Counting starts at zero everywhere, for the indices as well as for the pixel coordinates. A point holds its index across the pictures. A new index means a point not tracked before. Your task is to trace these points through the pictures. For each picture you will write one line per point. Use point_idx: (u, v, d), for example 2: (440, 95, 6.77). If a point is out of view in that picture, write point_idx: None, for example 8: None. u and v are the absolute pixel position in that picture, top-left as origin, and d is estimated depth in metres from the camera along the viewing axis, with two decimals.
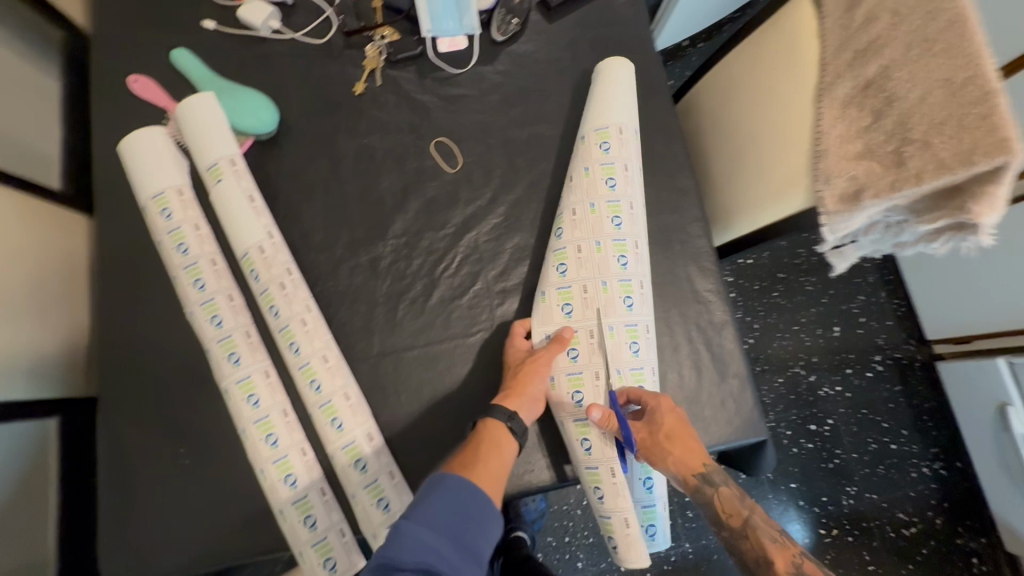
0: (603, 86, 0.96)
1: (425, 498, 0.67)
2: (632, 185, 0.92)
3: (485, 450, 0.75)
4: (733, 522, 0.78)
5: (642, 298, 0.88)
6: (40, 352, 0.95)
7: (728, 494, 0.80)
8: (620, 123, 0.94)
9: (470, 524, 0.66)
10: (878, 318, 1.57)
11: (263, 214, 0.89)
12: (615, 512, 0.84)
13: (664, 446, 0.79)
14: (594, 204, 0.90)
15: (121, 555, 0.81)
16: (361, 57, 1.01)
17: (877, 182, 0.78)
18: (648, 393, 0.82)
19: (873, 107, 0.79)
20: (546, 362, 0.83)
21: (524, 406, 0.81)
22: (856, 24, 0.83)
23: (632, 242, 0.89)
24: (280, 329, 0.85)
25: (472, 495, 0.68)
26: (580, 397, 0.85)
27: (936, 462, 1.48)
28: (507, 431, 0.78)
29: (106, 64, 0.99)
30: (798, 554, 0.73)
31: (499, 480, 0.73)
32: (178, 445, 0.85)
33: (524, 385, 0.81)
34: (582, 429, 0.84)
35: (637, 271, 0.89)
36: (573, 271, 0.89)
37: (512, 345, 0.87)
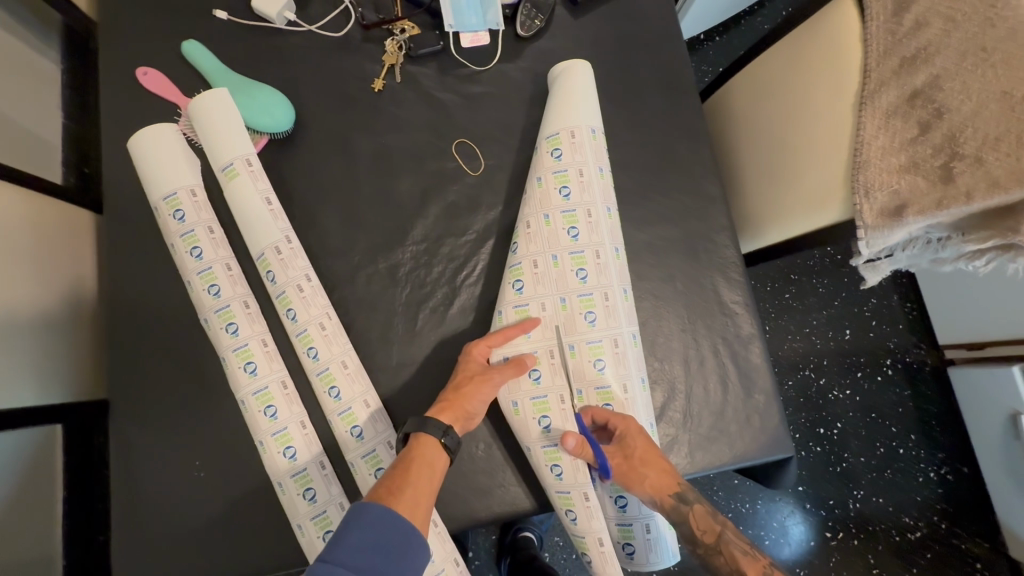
0: (563, 90, 0.92)
1: (344, 532, 0.62)
2: (588, 193, 0.88)
3: (415, 470, 0.70)
4: (709, 539, 0.76)
5: (607, 312, 0.85)
6: (47, 357, 0.91)
7: (702, 511, 0.76)
8: (574, 126, 0.89)
9: (392, 557, 0.62)
10: (889, 321, 1.51)
11: (281, 218, 0.87)
12: (637, 518, 0.85)
13: (641, 471, 0.78)
14: (548, 216, 0.87)
15: (132, 570, 0.79)
16: (380, 52, 0.97)
17: (921, 199, 0.75)
18: (614, 415, 0.82)
19: (920, 119, 0.75)
20: (497, 383, 0.79)
21: (459, 422, 0.77)
22: (904, 29, 0.79)
23: (591, 252, 0.86)
24: (298, 334, 0.84)
25: (395, 525, 0.63)
26: (547, 422, 0.84)
27: (942, 467, 1.44)
28: (440, 447, 0.74)
29: (113, 55, 0.94)
30: (769, 565, 0.72)
31: (427, 503, 0.68)
32: (192, 457, 0.82)
33: (461, 401, 0.77)
34: (552, 455, 0.83)
35: (599, 283, 0.86)
36: (530, 288, 0.86)
37: (467, 357, 0.82)
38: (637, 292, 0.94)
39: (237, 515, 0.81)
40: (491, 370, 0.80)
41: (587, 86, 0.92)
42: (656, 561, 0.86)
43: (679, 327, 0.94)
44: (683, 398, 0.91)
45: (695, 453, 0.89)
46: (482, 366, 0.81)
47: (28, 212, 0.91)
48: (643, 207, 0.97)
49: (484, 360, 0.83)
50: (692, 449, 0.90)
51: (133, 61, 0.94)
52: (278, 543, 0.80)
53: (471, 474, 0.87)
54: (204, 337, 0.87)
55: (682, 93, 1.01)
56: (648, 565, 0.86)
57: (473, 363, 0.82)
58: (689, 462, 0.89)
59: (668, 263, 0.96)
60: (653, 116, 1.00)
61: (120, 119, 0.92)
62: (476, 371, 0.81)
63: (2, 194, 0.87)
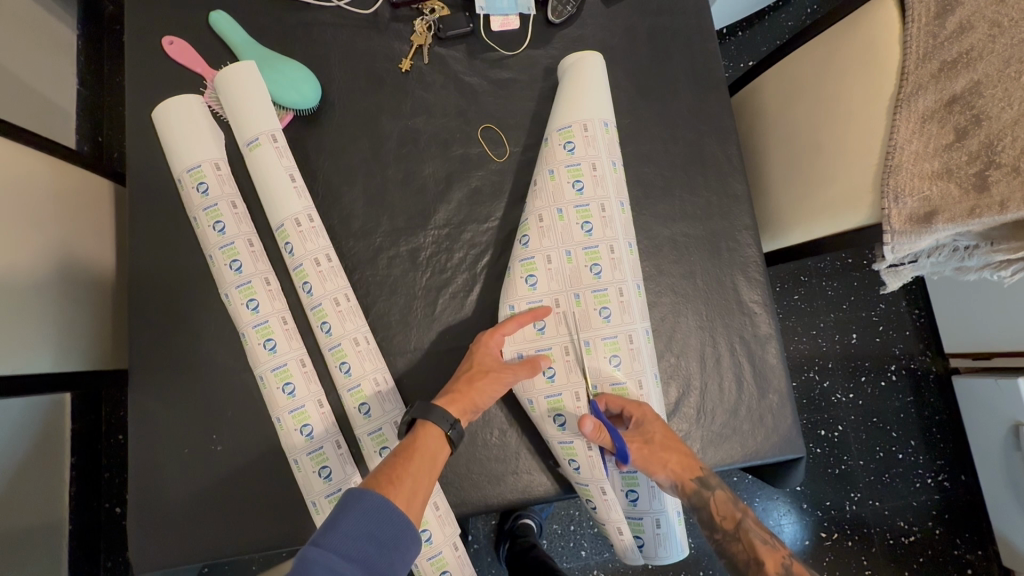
0: (572, 80, 0.90)
1: (339, 516, 0.60)
2: (602, 187, 0.87)
3: (415, 462, 0.70)
4: (727, 524, 0.76)
5: (621, 308, 0.85)
6: (66, 323, 0.92)
7: (723, 496, 0.78)
8: (586, 119, 0.88)
9: (384, 547, 0.60)
10: (897, 327, 1.51)
11: (305, 195, 0.86)
12: (648, 512, 0.86)
13: (662, 455, 0.78)
14: (561, 210, 0.86)
15: (148, 536, 0.80)
16: (409, 32, 0.96)
17: (952, 207, 0.74)
18: (631, 403, 0.82)
19: (958, 125, 0.74)
20: (509, 382, 0.79)
21: (466, 414, 0.77)
22: (946, 32, 0.78)
23: (605, 248, 0.86)
24: (312, 308, 0.84)
25: (391, 514, 0.62)
26: (562, 420, 0.84)
27: (940, 474, 1.45)
28: (443, 440, 0.74)
29: (140, 22, 0.93)
30: (788, 556, 0.70)
31: (422, 496, 0.67)
32: (210, 429, 0.83)
33: (472, 395, 0.77)
34: (569, 451, 0.83)
35: (613, 278, 0.85)
36: (543, 284, 0.86)
37: (481, 349, 0.81)
38: (656, 287, 0.94)
39: (250, 490, 0.81)
40: (506, 368, 0.80)
41: (599, 78, 0.90)
42: (664, 555, 0.87)
43: (697, 325, 0.93)
44: (697, 395, 0.91)
45: (707, 450, 0.90)
46: (496, 361, 0.80)
47: (52, 179, 0.91)
48: (667, 201, 0.96)
49: (498, 354, 0.82)
50: (704, 446, 0.90)
51: (159, 30, 0.93)
52: (294, 517, 0.81)
53: (484, 460, 0.87)
54: (222, 313, 0.87)
55: (711, 88, 0.99)
56: (657, 558, 0.88)
57: (488, 358, 0.80)
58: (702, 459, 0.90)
59: (689, 260, 0.95)
60: (681, 110, 0.99)
61: (146, 89, 0.92)
62: (490, 366, 0.80)
63: (25, 159, 0.86)
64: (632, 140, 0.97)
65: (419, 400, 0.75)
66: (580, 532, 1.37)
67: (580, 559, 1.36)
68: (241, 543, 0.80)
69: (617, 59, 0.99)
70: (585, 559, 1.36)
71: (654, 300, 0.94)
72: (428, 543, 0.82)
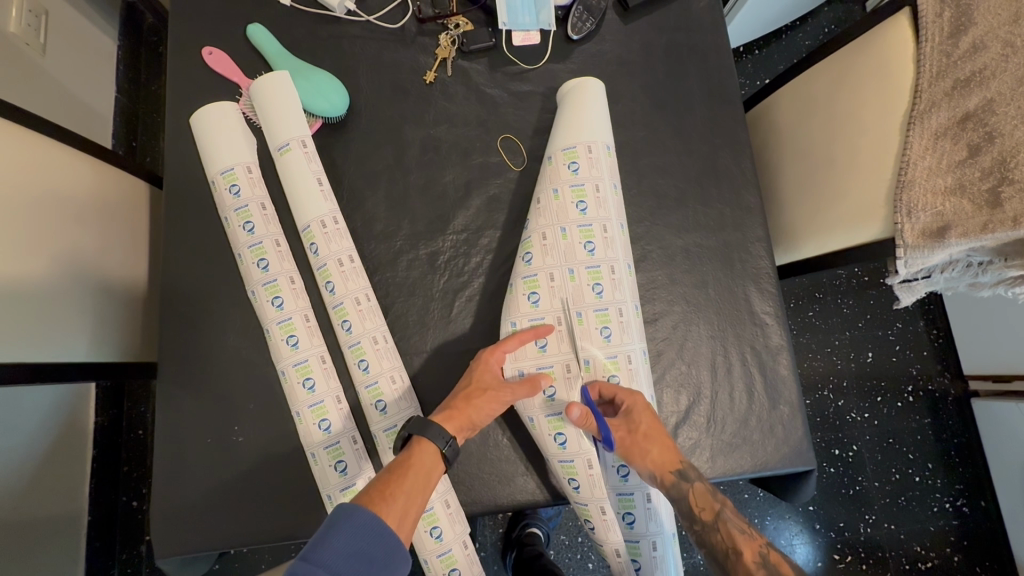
0: (571, 103, 0.92)
1: (331, 531, 0.61)
2: (604, 209, 0.89)
3: (410, 478, 0.72)
4: (706, 516, 0.76)
5: (621, 328, 0.87)
6: (101, 315, 0.96)
7: (702, 489, 0.78)
8: (590, 141, 0.90)
9: (373, 567, 0.61)
10: (914, 347, 1.50)
11: (331, 198, 0.90)
12: (644, 535, 0.86)
13: (643, 446, 0.80)
14: (565, 229, 0.88)
15: (168, 524, 0.82)
16: (434, 46, 1.00)
17: (966, 222, 0.75)
18: (625, 391, 0.83)
19: (971, 141, 0.75)
20: (507, 400, 0.81)
21: (462, 432, 0.78)
22: (959, 52, 0.78)
23: (607, 268, 0.88)
24: (334, 306, 0.87)
25: (382, 533, 0.63)
26: (563, 439, 0.85)
27: (958, 499, 1.42)
28: (438, 457, 0.76)
29: (181, 33, 0.98)
30: (764, 545, 0.72)
31: (412, 515, 0.69)
32: (232, 422, 0.86)
33: (469, 412, 0.79)
34: (569, 470, 0.85)
35: (613, 299, 0.87)
36: (545, 302, 0.88)
37: (481, 366, 0.82)
38: (668, 296, 0.96)
39: (269, 481, 0.84)
40: (503, 387, 0.82)
41: (597, 103, 0.93)
42: None
43: (708, 334, 0.95)
44: (707, 403, 0.92)
45: (716, 458, 0.90)
46: (495, 379, 0.83)
47: (93, 178, 0.96)
48: (681, 212, 0.98)
49: (497, 372, 0.84)
50: (713, 454, 0.90)
51: (199, 41, 0.98)
52: (310, 510, 0.84)
53: (494, 461, 0.89)
54: (248, 309, 0.90)
55: (727, 103, 1.02)
56: None
57: (487, 375, 0.82)
58: (710, 467, 0.90)
59: (702, 269, 0.97)
60: (696, 123, 1.01)
61: (184, 95, 0.97)
62: (488, 384, 0.82)
63: (68, 158, 0.91)
64: (647, 152, 1.00)
65: (415, 417, 0.77)
66: (587, 543, 1.37)
67: (587, 571, 1.36)
68: (258, 533, 0.82)
69: (633, 74, 1.02)
70: (593, 572, 1.36)
71: (666, 308, 0.95)
72: (439, 539, 0.84)
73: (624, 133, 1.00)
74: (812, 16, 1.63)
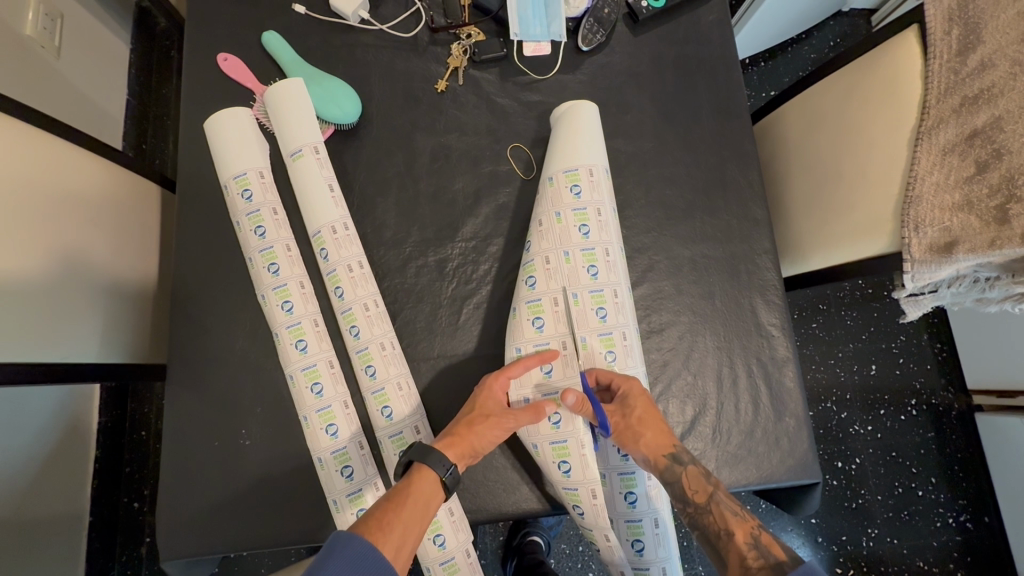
0: (568, 126, 0.93)
1: (325, 559, 0.60)
2: (605, 233, 0.89)
3: (409, 506, 0.71)
4: (698, 499, 0.76)
5: (624, 352, 0.87)
6: (111, 316, 0.96)
7: (695, 471, 0.79)
8: (590, 165, 0.91)
9: None
10: (917, 360, 1.50)
11: (342, 204, 0.91)
12: (654, 562, 0.86)
13: (636, 430, 0.81)
14: (569, 253, 0.88)
15: (173, 526, 0.83)
16: (446, 55, 1.02)
17: (973, 238, 0.75)
18: (620, 376, 0.84)
19: (978, 158, 0.76)
20: (509, 428, 0.80)
21: (463, 458, 0.78)
22: (967, 69, 0.79)
23: (610, 292, 0.88)
24: (343, 311, 0.88)
25: (378, 564, 0.62)
26: (567, 467, 0.84)
27: (962, 514, 1.41)
28: (438, 484, 0.75)
29: (197, 39, 1.00)
30: (757, 527, 0.71)
31: (411, 544, 0.68)
32: (239, 426, 0.86)
33: (471, 438, 0.77)
34: (574, 497, 0.85)
35: (617, 322, 0.87)
36: (550, 327, 0.88)
37: (485, 392, 0.82)
38: (675, 307, 0.96)
39: (275, 485, 0.84)
40: (507, 413, 0.81)
41: (589, 125, 0.93)
42: None
43: (715, 345, 0.95)
44: (712, 414, 0.92)
45: (721, 470, 0.90)
46: (498, 406, 0.82)
47: (105, 181, 0.97)
48: (689, 223, 0.99)
49: (502, 399, 0.83)
50: (718, 466, 0.91)
51: (215, 48, 1.00)
52: (315, 515, 0.84)
53: (500, 469, 0.89)
54: (257, 313, 0.90)
55: (735, 115, 1.02)
56: None
57: (491, 402, 0.82)
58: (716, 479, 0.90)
59: (708, 281, 0.97)
60: (704, 135, 1.02)
61: (199, 101, 0.98)
62: (492, 410, 0.81)
63: (83, 161, 0.93)
64: (656, 163, 1.00)
65: (418, 444, 0.76)
66: (588, 553, 1.37)
67: None
68: (262, 536, 0.82)
69: (642, 85, 1.03)
70: None
71: (672, 319, 0.95)
72: (442, 547, 0.84)
73: (634, 144, 1.01)
74: (817, 29, 1.65)
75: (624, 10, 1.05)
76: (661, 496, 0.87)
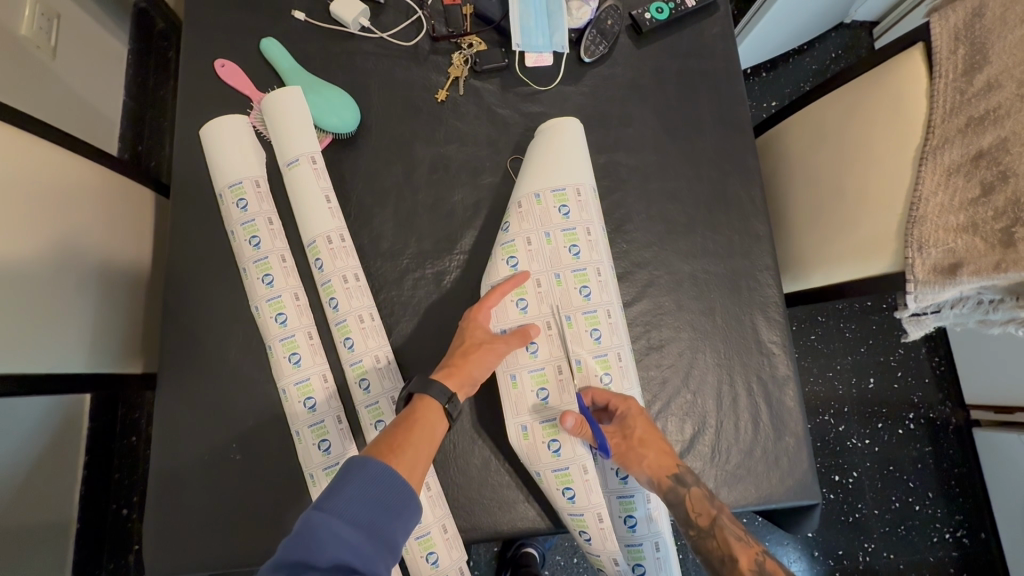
0: (545, 144, 0.91)
1: (344, 480, 0.59)
2: (596, 252, 0.88)
3: (417, 432, 0.70)
4: (702, 522, 0.74)
5: (620, 373, 0.86)
6: (101, 324, 0.94)
7: (699, 494, 0.76)
8: (579, 182, 0.90)
9: (388, 515, 0.59)
10: (915, 374, 1.49)
11: (339, 215, 0.89)
12: None
13: (639, 451, 0.79)
14: (559, 275, 0.88)
15: (162, 541, 0.81)
16: (447, 64, 1.00)
17: (978, 260, 0.74)
18: (617, 397, 0.82)
19: (984, 180, 0.75)
20: (502, 352, 0.81)
21: (463, 388, 0.77)
22: (973, 89, 0.78)
23: (603, 313, 0.87)
24: (337, 323, 0.86)
25: (396, 482, 0.61)
26: (571, 493, 0.83)
27: (959, 530, 1.40)
28: (442, 412, 0.74)
29: (196, 44, 0.98)
30: (761, 553, 0.71)
31: (423, 467, 0.67)
32: (230, 440, 0.84)
33: (468, 367, 0.77)
34: (579, 523, 0.84)
35: (612, 343, 0.87)
36: (544, 351, 0.87)
37: (471, 324, 0.82)
38: (675, 322, 0.95)
39: (266, 501, 0.83)
40: (497, 339, 0.81)
41: (573, 146, 0.91)
42: None
43: (715, 362, 0.94)
44: (712, 433, 0.91)
45: (720, 490, 0.89)
46: (487, 334, 0.82)
47: (98, 187, 0.95)
48: (691, 238, 0.98)
49: (488, 327, 0.83)
50: (717, 485, 0.89)
51: (213, 53, 0.98)
52: None
53: (496, 487, 0.87)
54: (250, 325, 0.89)
55: (738, 130, 1.02)
56: None
57: (479, 331, 0.81)
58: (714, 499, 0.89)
59: (709, 296, 0.96)
60: (706, 149, 1.01)
61: (195, 107, 0.96)
62: (482, 339, 0.81)
63: (75, 166, 0.91)
64: (658, 176, 0.99)
65: (415, 377, 0.75)
66: (584, 566, 1.35)
67: None
68: (252, 554, 0.81)
69: (644, 97, 1.02)
70: None
71: (672, 335, 0.94)
72: (435, 566, 0.82)
73: (636, 156, 1.00)
74: (819, 41, 1.64)
75: (628, 22, 1.05)
76: (662, 520, 0.85)
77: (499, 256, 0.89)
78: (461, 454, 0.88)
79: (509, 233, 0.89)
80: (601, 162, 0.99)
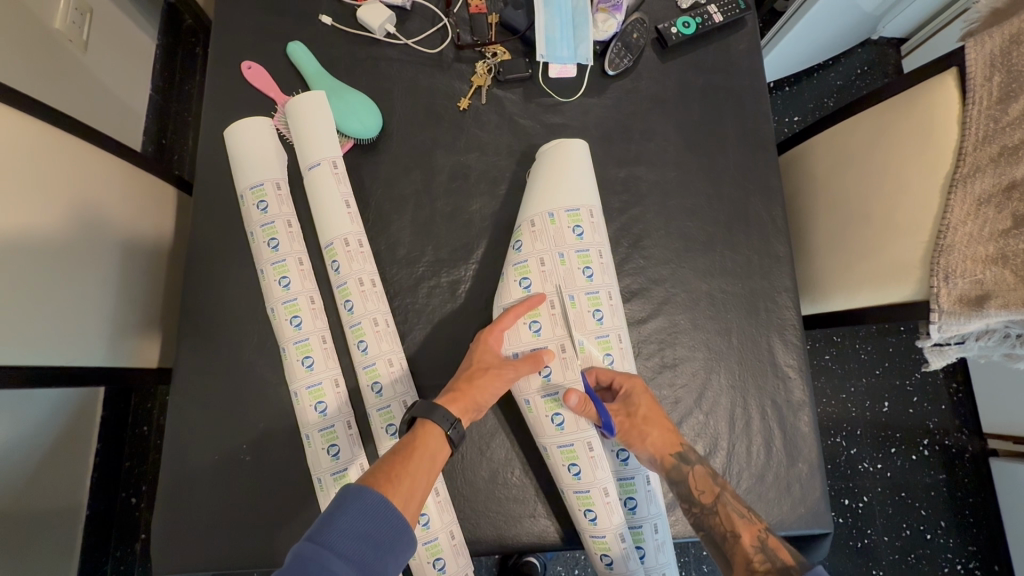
0: (554, 155, 0.91)
1: (336, 513, 0.59)
2: (608, 275, 0.88)
3: (416, 460, 0.70)
4: (705, 499, 0.75)
5: None
6: (121, 318, 0.95)
7: (702, 472, 0.77)
8: (592, 205, 0.90)
9: (379, 549, 0.59)
10: (932, 400, 1.46)
11: (357, 220, 0.90)
12: None
13: (642, 429, 0.80)
14: (573, 297, 0.86)
15: (171, 536, 0.82)
16: (470, 73, 1.00)
17: (1007, 293, 0.72)
18: (620, 375, 0.83)
19: (1016, 211, 0.72)
20: (509, 379, 0.80)
21: (467, 414, 0.77)
22: (1008, 118, 0.76)
23: (615, 337, 0.87)
24: (351, 326, 0.86)
25: (389, 515, 0.61)
26: (593, 515, 0.82)
27: (971, 562, 1.37)
28: (444, 439, 0.74)
29: (224, 46, 1.00)
30: (763, 529, 0.69)
31: (418, 499, 0.67)
32: (242, 440, 0.85)
33: (472, 393, 0.77)
34: (602, 546, 0.83)
35: (623, 368, 0.86)
36: (557, 375, 0.85)
37: (481, 347, 0.81)
38: (690, 341, 0.94)
39: (276, 501, 0.83)
40: (506, 365, 0.80)
41: (580, 158, 0.91)
42: None
43: (729, 384, 0.92)
44: (724, 454, 0.90)
45: None
46: (496, 359, 0.81)
47: (123, 182, 0.97)
48: (709, 256, 0.96)
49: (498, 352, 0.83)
50: None
51: (241, 55, 0.99)
52: None
53: (503, 500, 0.87)
54: (266, 326, 0.89)
55: (762, 147, 1.00)
56: None
57: (488, 355, 0.81)
58: None
59: (725, 316, 0.95)
60: (729, 167, 0.99)
61: (221, 108, 0.97)
62: (490, 364, 0.80)
63: (101, 162, 0.92)
64: (678, 193, 0.98)
65: (420, 401, 0.75)
66: None
67: None
68: (259, 553, 0.81)
69: (667, 111, 1.01)
70: None
71: (687, 354, 0.93)
72: (442, 571, 0.81)
73: (656, 172, 0.99)
74: (844, 57, 1.62)
75: (654, 36, 1.04)
76: (669, 549, 0.84)
77: (512, 277, 0.88)
78: (468, 466, 0.88)
79: (521, 253, 0.88)
80: (622, 175, 0.99)
